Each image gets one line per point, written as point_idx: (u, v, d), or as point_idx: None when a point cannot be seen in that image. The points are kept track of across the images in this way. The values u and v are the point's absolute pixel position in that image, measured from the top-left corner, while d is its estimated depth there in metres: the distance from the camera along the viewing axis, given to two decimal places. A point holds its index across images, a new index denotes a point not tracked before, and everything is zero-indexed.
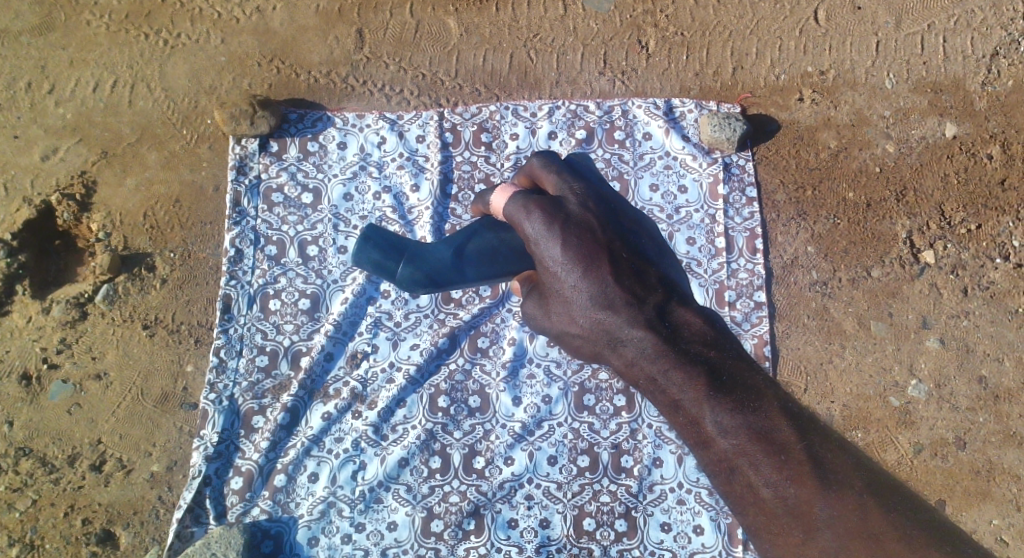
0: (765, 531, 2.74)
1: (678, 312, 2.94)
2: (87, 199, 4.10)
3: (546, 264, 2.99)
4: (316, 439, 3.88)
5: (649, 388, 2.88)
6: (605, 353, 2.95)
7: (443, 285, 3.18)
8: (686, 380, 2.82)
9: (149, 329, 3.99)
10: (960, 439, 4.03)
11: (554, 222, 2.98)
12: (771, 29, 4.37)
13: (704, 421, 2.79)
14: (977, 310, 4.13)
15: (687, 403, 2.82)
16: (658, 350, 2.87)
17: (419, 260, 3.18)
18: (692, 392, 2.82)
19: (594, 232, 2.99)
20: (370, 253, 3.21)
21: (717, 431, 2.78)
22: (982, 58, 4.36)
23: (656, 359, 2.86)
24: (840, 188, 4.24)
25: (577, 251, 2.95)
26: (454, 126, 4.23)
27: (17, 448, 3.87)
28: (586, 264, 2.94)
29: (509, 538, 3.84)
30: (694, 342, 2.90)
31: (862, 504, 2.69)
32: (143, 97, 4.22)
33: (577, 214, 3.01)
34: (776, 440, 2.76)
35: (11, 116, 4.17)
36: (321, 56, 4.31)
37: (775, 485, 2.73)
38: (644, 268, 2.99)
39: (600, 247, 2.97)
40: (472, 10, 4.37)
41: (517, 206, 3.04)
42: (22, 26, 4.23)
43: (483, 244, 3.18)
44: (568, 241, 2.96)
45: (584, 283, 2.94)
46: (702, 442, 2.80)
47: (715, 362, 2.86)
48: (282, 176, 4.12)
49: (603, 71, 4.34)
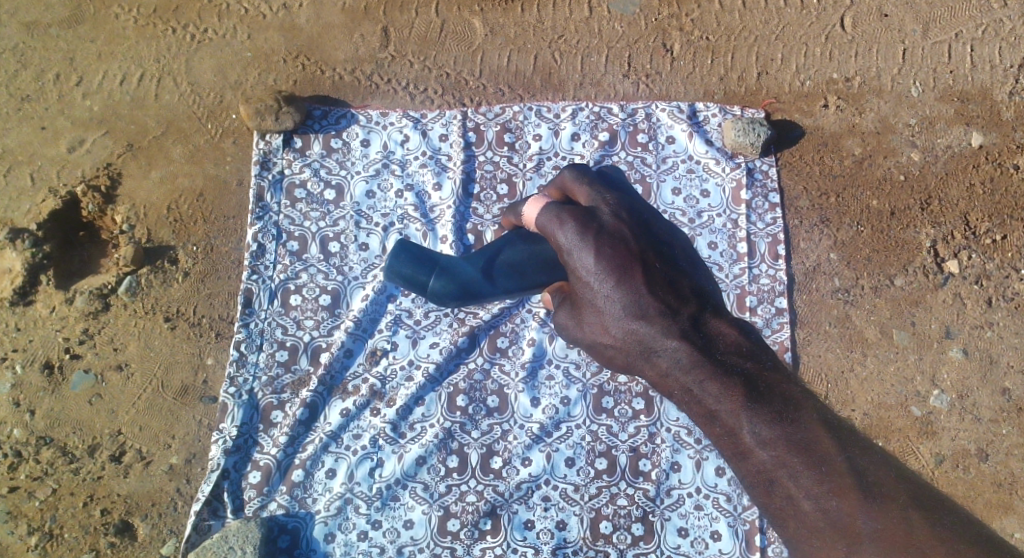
0: (806, 543, 2.70)
1: (713, 324, 2.97)
2: (111, 191, 4.12)
3: (579, 275, 3.02)
4: (334, 436, 3.88)
5: (684, 398, 2.91)
6: (637, 362, 2.97)
7: (475, 297, 3.27)
8: (722, 391, 2.84)
9: (171, 322, 4.01)
10: (982, 450, 3.99)
11: (588, 232, 3.01)
12: (797, 35, 4.36)
13: (742, 431, 2.79)
14: (1001, 321, 4.11)
15: (724, 414, 2.82)
16: (693, 361, 2.89)
17: (451, 272, 3.25)
18: (728, 402, 2.83)
19: (627, 241, 3.01)
20: (403, 264, 3.26)
21: (755, 442, 2.77)
22: (1010, 68, 4.33)
23: (691, 370, 2.88)
24: (864, 195, 4.22)
25: (610, 261, 2.97)
26: (477, 126, 4.23)
27: (38, 437, 3.89)
28: (619, 274, 2.96)
29: (526, 539, 3.83)
30: (729, 353, 2.91)
31: (906, 516, 2.65)
32: (169, 91, 4.24)
33: (610, 224, 3.04)
34: (817, 452, 2.74)
35: (38, 106, 4.19)
36: (346, 53, 4.32)
37: (816, 498, 2.71)
38: (677, 278, 3.01)
39: (633, 256, 2.99)
40: (497, 10, 4.37)
41: (550, 217, 3.09)
42: (51, 20, 4.27)
43: (513, 256, 3.27)
44: (601, 250, 2.98)
45: (617, 294, 2.96)
46: (740, 453, 2.80)
47: (751, 373, 2.87)
48: (305, 172, 4.13)
49: (627, 73, 4.33)
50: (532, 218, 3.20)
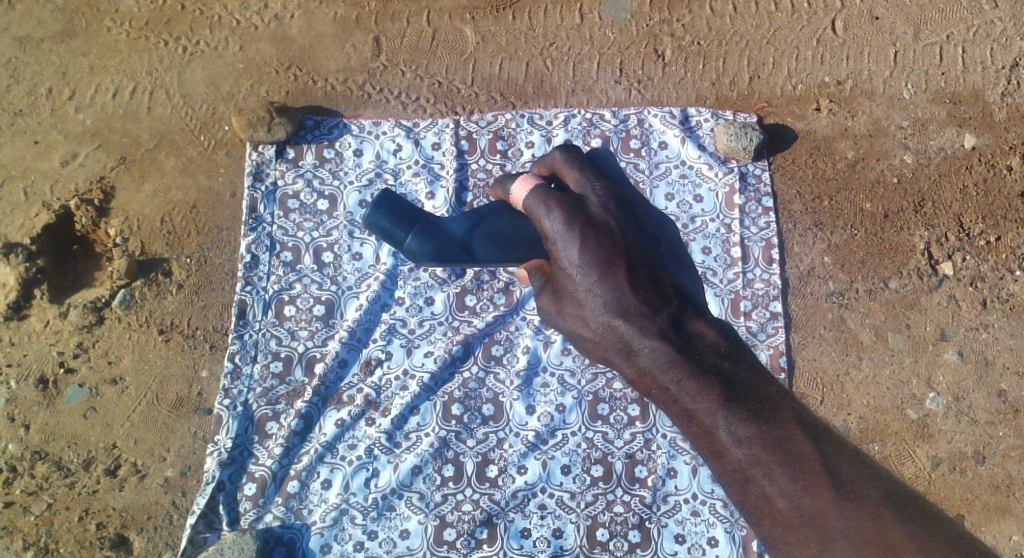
0: (781, 542, 2.71)
1: (693, 324, 2.95)
2: (105, 205, 4.13)
3: (562, 265, 3.04)
4: (329, 446, 3.88)
5: (662, 397, 2.90)
6: (617, 361, 2.97)
7: (450, 261, 3.33)
8: (700, 390, 2.82)
9: (165, 334, 4.01)
10: (978, 453, 3.98)
11: (573, 223, 3.03)
12: (788, 39, 4.36)
13: (718, 430, 2.78)
14: (996, 323, 4.09)
15: (700, 413, 2.81)
16: (671, 360, 2.88)
17: (428, 234, 3.30)
18: (705, 402, 2.81)
19: (614, 235, 3.03)
20: (383, 217, 3.31)
21: (731, 441, 2.77)
22: (1002, 69, 4.33)
23: (668, 369, 2.87)
24: (857, 198, 4.21)
25: (594, 254, 3.00)
26: (469, 134, 4.23)
27: (33, 452, 3.89)
28: (602, 269, 2.98)
29: (522, 547, 3.82)
30: (708, 353, 2.89)
31: (878, 514, 2.65)
32: (162, 103, 4.25)
33: (598, 216, 3.07)
34: (791, 451, 2.73)
35: (31, 121, 4.21)
36: (338, 63, 4.33)
37: (789, 496, 2.71)
38: (660, 276, 3.02)
39: (617, 252, 3.01)
40: (489, 18, 4.38)
41: (538, 201, 3.12)
42: (44, 34, 4.28)
43: (494, 227, 3.33)
44: (586, 243, 3.01)
45: (599, 288, 2.98)
46: (716, 452, 2.80)
47: (728, 374, 2.85)
48: (297, 183, 4.14)
49: (619, 79, 4.34)
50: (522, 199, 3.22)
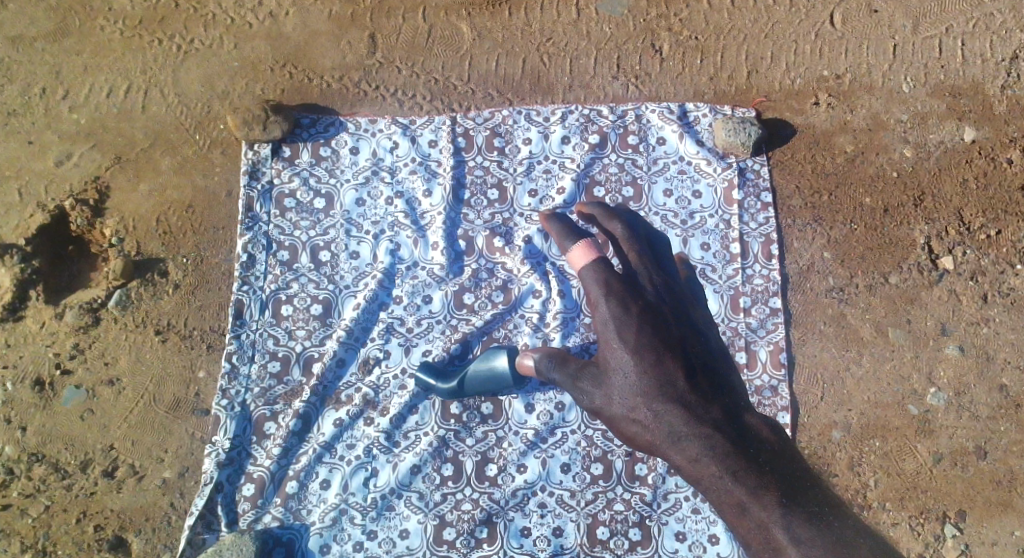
0: None
1: (751, 421, 3.25)
2: (100, 205, 4.10)
3: (611, 342, 3.36)
4: (327, 446, 3.86)
5: (711, 485, 3.17)
6: (663, 446, 3.25)
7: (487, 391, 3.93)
8: (758, 486, 3.09)
9: (162, 335, 3.99)
10: (980, 448, 3.96)
11: (630, 309, 3.35)
12: (787, 33, 4.33)
13: (773, 527, 3.02)
14: (997, 317, 4.07)
15: (755, 509, 3.07)
16: (727, 452, 3.16)
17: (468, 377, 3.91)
18: (761, 500, 3.08)
19: (668, 326, 3.35)
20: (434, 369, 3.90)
21: (790, 539, 2.99)
22: (1001, 61, 4.30)
23: (727, 464, 3.15)
24: (857, 192, 4.19)
25: (648, 341, 3.31)
26: (466, 131, 4.21)
27: (30, 454, 3.87)
28: (654, 354, 3.30)
29: (522, 547, 3.81)
30: (763, 449, 3.18)
31: None
32: (156, 102, 4.22)
33: (653, 300, 3.40)
34: (848, 545, 2.96)
35: (25, 121, 4.18)
36: (334, 61, 4.30)
37: None
38: (714, 366, 3.33)
39: (671, 339, 3.33)
40: (485, 14, 4.35)
41: (598, 286, 3.42)
42: (37, 32, 4.25)
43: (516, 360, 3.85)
44: (641, 329, 3.33)
45: (648, 374, 3.29)
46: (774, 549, 3.02)
47: (784, 492, 3.08)
48: (294, 182, 4.12)
49: (616, 75, 4.31)
50: (580, 264, 3.49)
